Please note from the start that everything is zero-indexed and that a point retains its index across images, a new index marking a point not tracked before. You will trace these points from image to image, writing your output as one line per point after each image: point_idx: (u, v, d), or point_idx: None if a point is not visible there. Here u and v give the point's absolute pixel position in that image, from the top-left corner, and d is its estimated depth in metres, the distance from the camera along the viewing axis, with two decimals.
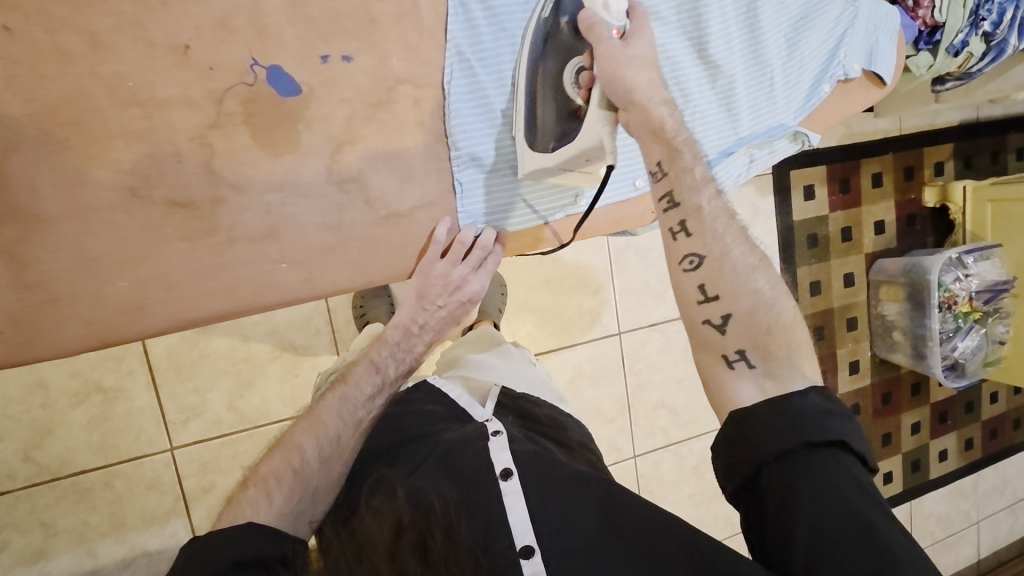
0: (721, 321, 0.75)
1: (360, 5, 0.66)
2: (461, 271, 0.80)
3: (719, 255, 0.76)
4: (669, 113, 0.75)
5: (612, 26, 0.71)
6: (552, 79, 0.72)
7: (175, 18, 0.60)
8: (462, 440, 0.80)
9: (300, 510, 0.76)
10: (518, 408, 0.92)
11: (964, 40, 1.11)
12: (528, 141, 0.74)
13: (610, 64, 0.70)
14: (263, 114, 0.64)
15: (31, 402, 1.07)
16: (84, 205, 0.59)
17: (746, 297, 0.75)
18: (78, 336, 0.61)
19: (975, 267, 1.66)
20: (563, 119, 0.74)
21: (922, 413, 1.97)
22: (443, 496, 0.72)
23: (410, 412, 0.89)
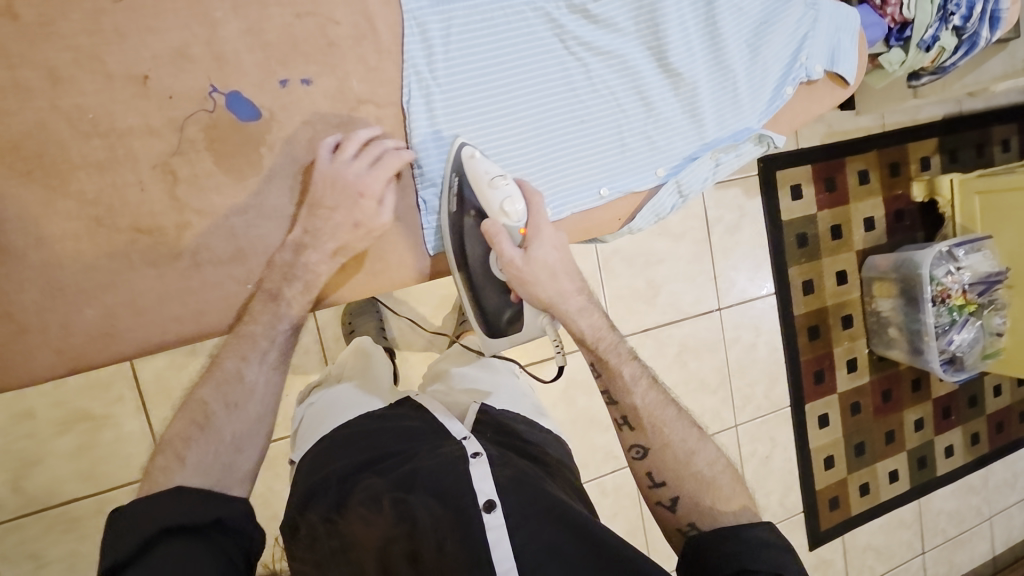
0: (669, 502, 0.77)
1: (317, 30, 0.68)
2: (358, 173, 0.68)
3: (661, 446, 0.78)
4: (588, 322, 0.79)
5: (516, 228, 0.74)
6: (483, 270, 0.78)
7: (134, 50, 0.61)
8: (440, 465, 0.75)
9: (220, 467, 0.67)
10: (495, 423, 0.90)
11: (934, 35, 1.13)
12: (486, 330, 0.82)
13: (528, 285, 0.75)
14: (224, 139, 0.65)
15: (18, 432, 1.07)
16: (50, 235, 0.60)
17: (688, 480, 0.76)
18: (48, 365, 0.62)
19: (966, 260, 1.66)
20: (503, 298, 0.80)
21: (925, 409, 1.96)
22: (431, 512, 0.71)
23: (386, 427, 0.85)
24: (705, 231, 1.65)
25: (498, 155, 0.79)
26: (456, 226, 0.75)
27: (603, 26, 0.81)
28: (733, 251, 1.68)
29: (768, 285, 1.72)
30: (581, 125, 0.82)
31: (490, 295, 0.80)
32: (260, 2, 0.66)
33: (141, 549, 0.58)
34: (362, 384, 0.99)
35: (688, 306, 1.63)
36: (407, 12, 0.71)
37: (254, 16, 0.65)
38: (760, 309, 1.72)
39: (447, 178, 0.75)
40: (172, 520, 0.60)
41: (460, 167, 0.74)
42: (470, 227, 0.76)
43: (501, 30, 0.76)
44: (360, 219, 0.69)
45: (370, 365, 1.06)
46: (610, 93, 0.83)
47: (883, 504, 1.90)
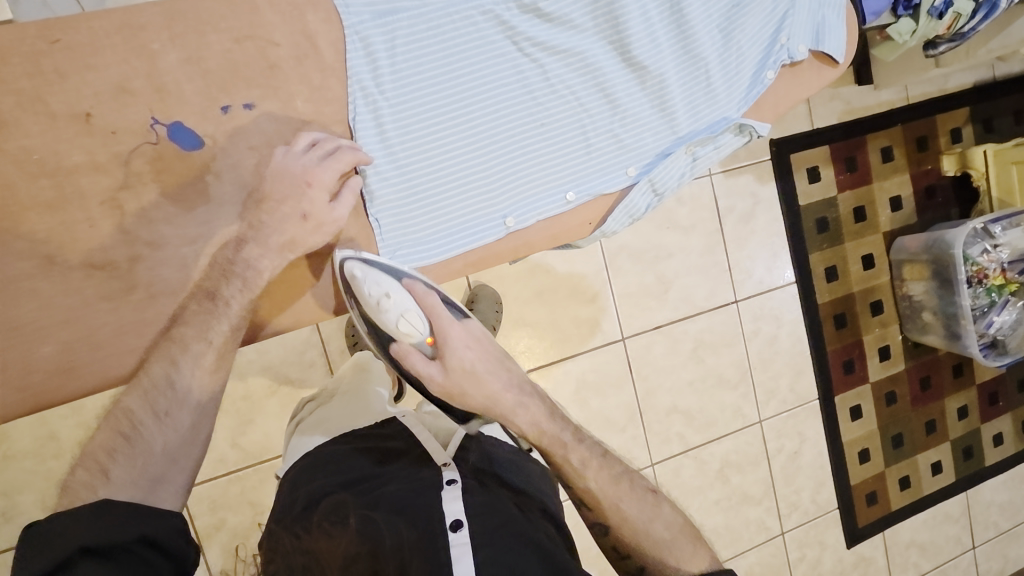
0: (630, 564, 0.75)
1: (256, 53, 0.67)
2: (303, 161, 0.66)
3: (618, 523, 0.73)
4: (527, 418, 0.75)
5: (423, 342, 0.76)
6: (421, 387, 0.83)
7: (75, 89, 0.62)
8: (408, 489, 0.73)
9: (151, 477, 0.62)
10: (481, 447, 0.85)
11: (947, 1, 1.08)
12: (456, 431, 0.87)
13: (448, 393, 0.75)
14: (170, 169, 0.65)
15: (44, 453, 1.12)
16: (6, 276, 0.62)
17: (649, 550, 0.73)
18: (12, 402, 0.63)
19: (1004, 236, 1.53)
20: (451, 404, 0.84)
21: (969, 396, 1.84)
22: (396, 534, 0.67)
23: (364, 450, 0.84)
24: (716, 222, 1.58)
25: (453, 165, 0.76)
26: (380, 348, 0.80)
27: (558, 24, 0.78)
28: (750, 240, 1.61)
29: (789, 273, 1.65)
30: (541, 127, 0.79)
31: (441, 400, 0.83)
32: (197, 30, 0.65)
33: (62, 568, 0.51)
34: (353, 402, 0.98)
35: (703, 300, 1.57)
36: (348, 28, 0.70)
37: (192, 45, 0.65)
38: (781, 299, 1.65)
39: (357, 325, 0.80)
40: (93, 538, 0.53)
41: None
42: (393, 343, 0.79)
43: (449, 38, 0.74)
44: (309, 210, 0.67)
45: (365, 382, 1.03)
46: (571, 93, 0.80)
47: (925, 498, 1.80)
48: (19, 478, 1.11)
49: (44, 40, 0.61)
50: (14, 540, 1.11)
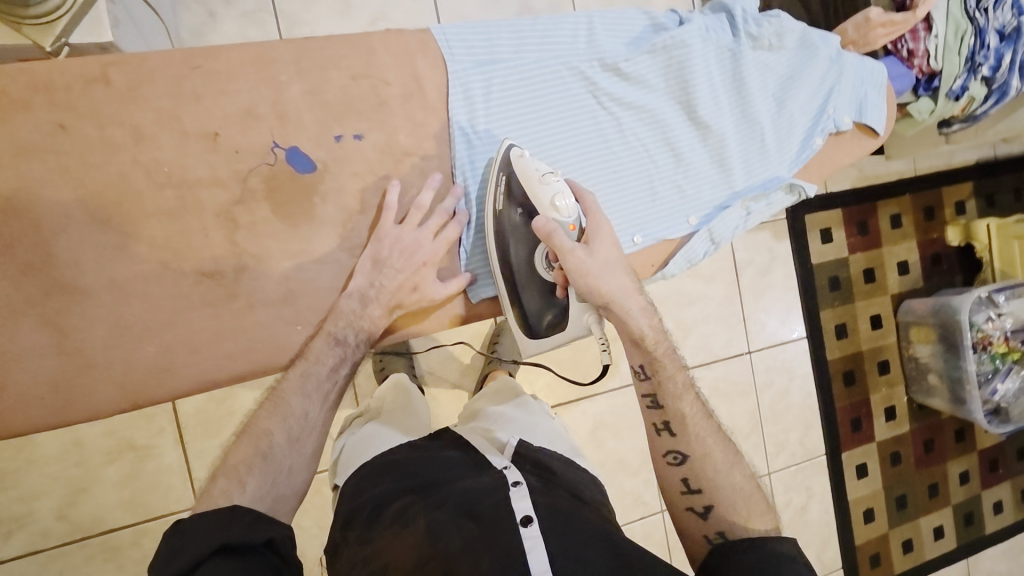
0: (676, 459, 0.77)
1: (370, 90, 0.74)
2: (418, 236, 0.74)
3: (701, 456, 0.76)
4: (648, 322, 0.77)
5: (567, 224, 0.74)
6: (526, 270, 0.78)
7: (207, 110, 0.68)
8: (477, 489, 0.76)
9: (273, 495, 0.68)
10: (534, 455, 0.87)
11: (964, 86, 1.18)
12: (525, 330, 0.81)
13: (581, 276, 0.73)
14: (281, 189, 0.70)
15: (67, 460, 1.11)
16: (121, 277, 0.65)
17: (725, 490, 0.74)
18: (112, 399, 0.66)
19: (1007, 305, 1.59)
20: (547, 300, 0.79)
21: (970, 461, 1.87)
22: (463, 531, 0.70)
23: (426, 458, 0.86)
24: (734, 274, 1.66)
25: None
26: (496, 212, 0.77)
27: (634, 83, 0.85)
28: (765, 293, 1.67)
29: (801, 328, 1.71)
30: (613, 174, 0.86)
31: (530, 297, 0.79)
32: (320, 66, 0.72)
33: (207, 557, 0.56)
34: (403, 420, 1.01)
35: (719, 349, 1.62)
36: (452, 74, 0.77)
37: (314, 80, 0.72)
38: (792, 352, 1.70)
39: (494, 176, 0.77)
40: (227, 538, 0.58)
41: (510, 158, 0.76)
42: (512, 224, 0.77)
43: (539, 88, 0.81)
44: (418, 284, 0.75)
45: (410, 404, 1.07)
46: (641, 145, 0.87)
47: (928, 562, 1.81)
48: (41, 483, 1.10)
49: (187, 66, 0.67)
50: (25, 549, 1.10)
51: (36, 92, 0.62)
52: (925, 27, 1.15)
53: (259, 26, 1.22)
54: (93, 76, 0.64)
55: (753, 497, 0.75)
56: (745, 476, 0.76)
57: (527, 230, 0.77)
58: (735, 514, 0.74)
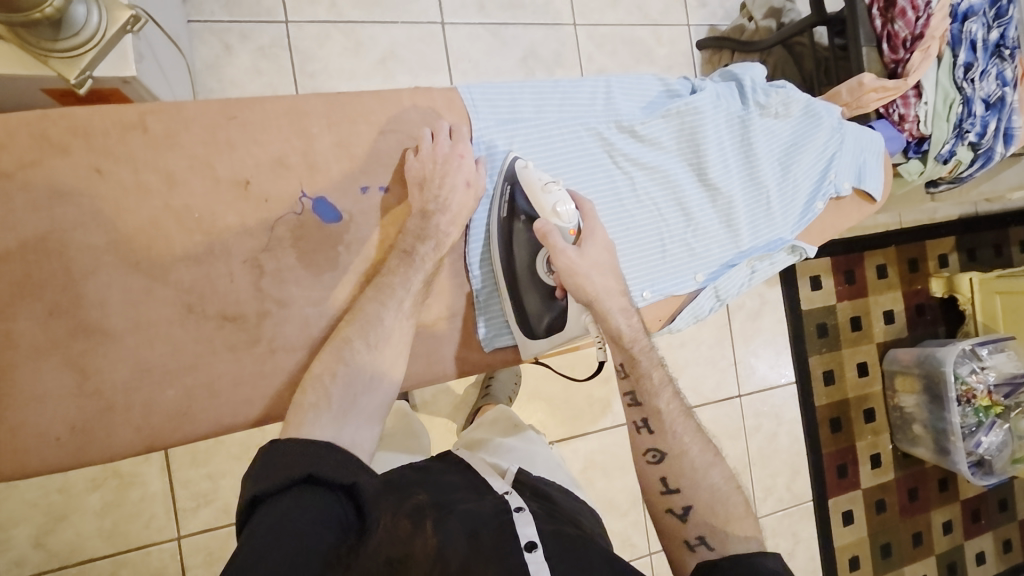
0: (655, 457, 0.75)
1: (398, 144, 0.76)
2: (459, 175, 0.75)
3: (679, 453, 0.74)
4: (627, 322, 0.78)
5: (567, 228, 0.77)
6: (528, 274, 0.80)
7: (241, 158, 0.69)
8: (478, 511, 0.68)
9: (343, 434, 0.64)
10: (533, 485, 0.84)
11: (951, 150, 1.25)
12: (524, 331, 0.82)
13: (570, 275, 0.75)
14: (308, 237, 0.72)
15: (50, 486, 1.08)
16: (146, 320, 0.66)
17: (704, 492, 0.72)
18: (127, 442, 0.65)
19: (990, 359, 1.64)
20: (546, 303, 0.80)
21: (953, 510, 1.89)
22: (470, 542, 0.62)
23: (425, 477, 0.80)
24: (726, 316, 1.69)
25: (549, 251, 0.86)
26: (500, 219, 0.80)
27: (648, 144, 0.89)
28: (756, 337, 1.70)
29: (790, 373, 1.74)
30: (627, 230, 0.89)
31: (530, 301, 0.81)
32: (351, 119, 0.74)
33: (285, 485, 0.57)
34: (404, 445, 0.98)
35: (710, 391, 1.64)
36: (476, 131, 0.81)
37: (344, 131, 0.74)
38: (782, 397, 1.73)
39: (500, 188, 0.80)
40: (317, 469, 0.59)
41: (513, 172, 0.79)
42: (516, 231, 0.79)
43: (559, 146, 0.85)
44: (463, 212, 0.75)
45: (411, 428, 1.03)
46: (654, 204, 0.90)
47: None
48: (18, 510, 1.06)
49: (223, 115, 0.69)
50: None
51: (75, 136, 0.63)
52: (916, 94, 1.21)
53: (272, 60, 1.25)
54: (132, 122, 0.65)
55: (733, 499, 0.72)
56: (725, 478, 0.74)
57: (530, 236, 0.79)
58: (715, 518, 0.71)
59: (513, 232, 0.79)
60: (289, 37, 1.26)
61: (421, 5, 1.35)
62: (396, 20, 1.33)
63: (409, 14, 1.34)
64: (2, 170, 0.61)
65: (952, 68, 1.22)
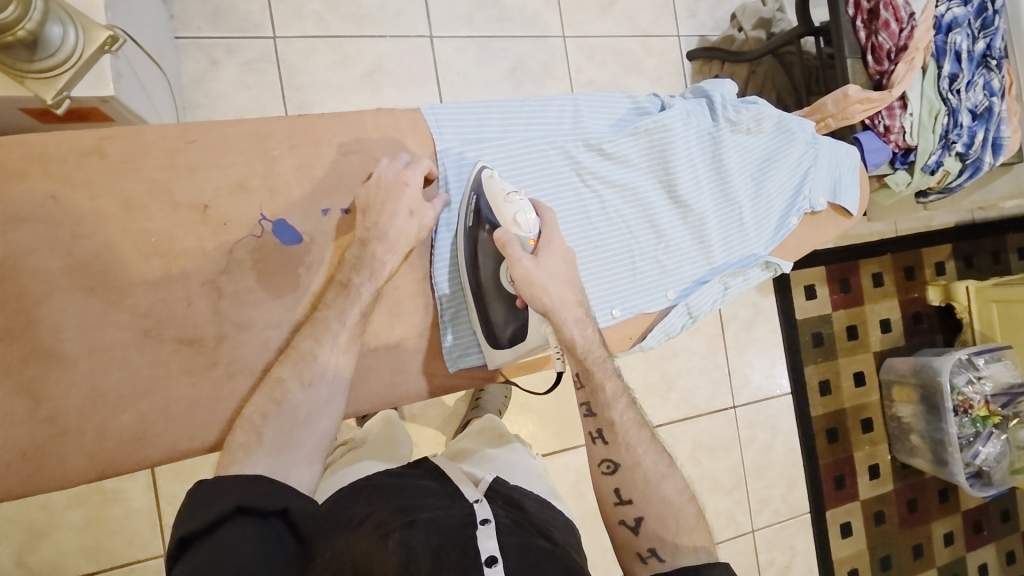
0: (609, 469, 0.74)
1: (360, 166, 0.76)
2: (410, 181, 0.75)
3: (632, 465, 0.74)
4: (581, 332, 0.77)
5: (527, 238, 0.76)
6: (492, 284, 0.80)
7: (199, 182, 0.69)
8: (444, 521, 0.68)
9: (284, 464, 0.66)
10: (507, 493, 0.81)
11: (939, 160, 1.23)
12: (489, 341, 0.81)
13: (525, 286, 0.75)
14: (268, 260, 0.72)
15: (33, 502, 1.08)
16: (101, 345, 0.66)
17: (655, 503, 0.72)
18: (82, 467, 0.65)
19: (986, 369, 1.61)
20: (510, 312, 0.80)
21: (953, 522, 1.86)
22: (435, 558, 0.63)
23: (401, 484, 0.78)
24: (719, 326, 1.67)
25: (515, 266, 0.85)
26: (464, 229, 0.79)
27: (617, 162, 0.89)
28: (749, 347, 1.69)
29: (784, 384, 1.72)
30: (595, 248, 0.88)
31: (495, 310, 0.80)
32: (313, 141, 0.74)
33: (210, 528, 0.57)
34: (383, 453, 0.97)
35: (703, 403, 1.62)
36: (441, 152, 0.81)
37: (306, 154, 0.74)
38: (776, 408, 1.71)
39: (465, 197, 0.79)
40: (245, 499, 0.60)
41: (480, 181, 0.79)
42: (481, 242, 0.79)
43: (525, 165, 0.84)
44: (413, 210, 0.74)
45: (393, 438, 1.02)
46: (623, 221, 0.90)
47: None
48: None
49: (182, 140, 0.69)
50: None
51: (31, 163, 0.64)
52: (901, 105, 1.19)
53: (259, 74, 1.26)
54: (89, 149, 0.65)
55: (684, 511, 0.72)
56: (678, 490, 0.73)
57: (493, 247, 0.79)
58: (666, 530, 0.71)
59: (478, 243, 0.79)
60: (277, 51, 1.27)
61: (410, 18, 1.35)
62: (384, 34, 1.34)
63: (397, 28, 1.34)
64: None
65: (938, 79, 1.20)
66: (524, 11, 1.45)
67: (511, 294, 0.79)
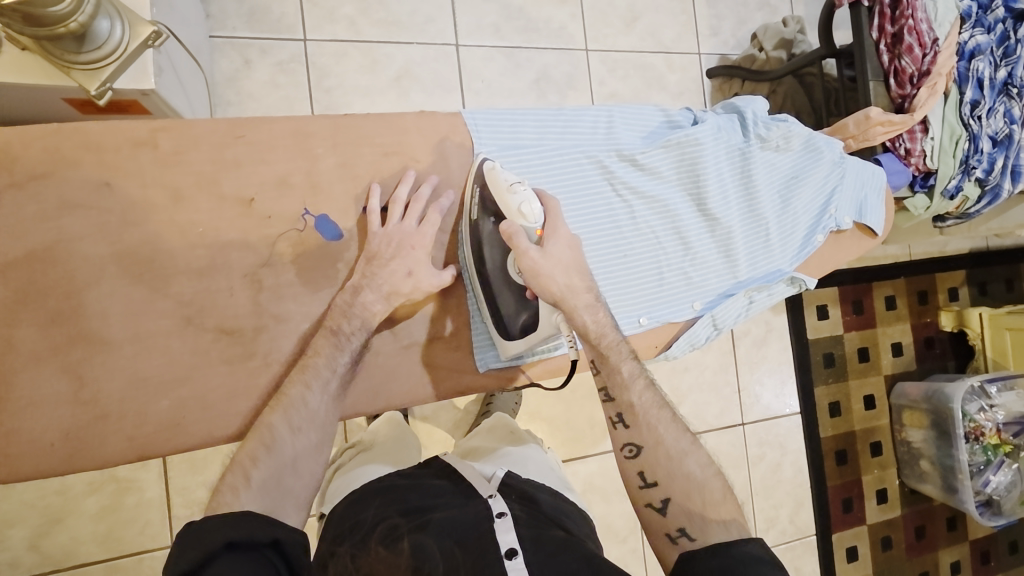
0: (631, 452, 0.74)
1: (400, 167, 0.78)
2: (410, 228, 0.75)
3: (654, 444, 0.73)
4: (593, 318, 0.75)
5: (532, 229, 0.74)
6: (499, 274, 0.78)
7: (246, 176, 0.71)
8: (460, 518, 0.72)
9: (279, 492, 0.63)
10: (520, 488, 0.81)
11: (958, 185, 1.24)
12: (501, 333, 0.80)
13: (534, 278, 0.73)
14: (308, 255, 0.74)
15: (47, 488, 1.08)
16: (145, 331, 0.67)
17: (679, 481, 0.71)
18: (119, 450, 0.67)
19: (999, 397, 1.60)
20: (520, 302, 0.78)
21: (961, 551, 1.84)
22: (449, 559, 0.67)
23: (414, 485, 0.80)
24: (731, 343, 1.68)
25: None
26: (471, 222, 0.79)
27: (648, 174, 0.91)
28: (761, 365, 1.69)
29: (795, 404, 1.72)
30: (624, 258, 0.90)
31: (504, 300, 0.79)
32: (355, 141, 0.76)
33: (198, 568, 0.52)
34: (395, 454, 0.97)
35: (713, 419, 1.62)
36: (477, 157, 0.82)
37: (348, 153, 0.76)
38: (785, 428, 1.71)
39: (471, 190, 0.80)
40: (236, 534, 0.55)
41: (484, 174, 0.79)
42: (487, 234, 0.78)
43: (559, 171, 0.86)
44: (412, 268, 0.74)
45: (403, 439, 1.02)
46: (652, 232, 0.91)
47: None
48: (14, 511, 1.07)
49: (231, 135, 0.71)
50: None
51: (87, 151, 0.65)
52: (922, 129, 1.21)
53: (291, 75, 1.28)
54: (142, 139, 0.67)
55: (709, 486, 0.71)
56: (702, 466, 0.72)
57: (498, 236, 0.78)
58: (692, 508, 0.70)
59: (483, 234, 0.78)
60: (308, 54, 1.29)
61: (439, 26, 1.38)
62: (413, 41, 1.36)
63: (425, 35, 1.37)
64: (17, 181, 0.63)
65: (959, 105, 1.22)
66: (550, 23, 1.47)
67: (519, 283, 0.77)
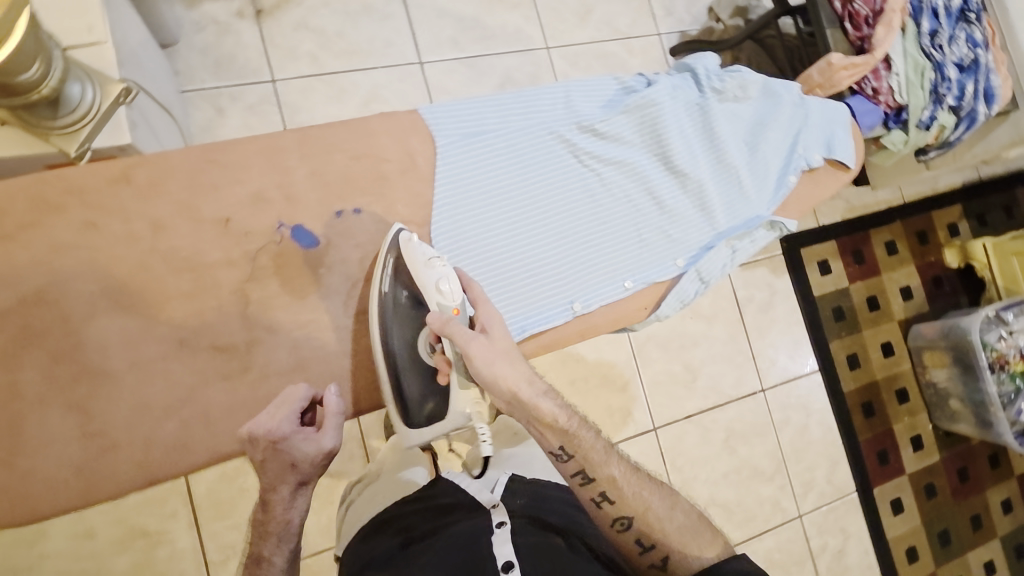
0: (622, 526, 0.73)
1: (368, 168, 0.80)
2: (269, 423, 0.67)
3: (643, 511, 0.73)
4: (554, 403, 0.72)
5: (452, 308, 0.72)
6: (407, 358, 0.75)
7: (221, 198, 0.74)
8: (463, 533, 0.72)
9: None
10: (529, 489, 0.82)
11: (932, 115, 1.24)
12: (403, 421, 0.75)
13: (482, 366, 0.68)
14: (289, 264, 0.75)
15: (79, 552, 1.09)
16: (143, 359, 0.69)
17: (675, 538, 0.72)
18: (134, 477, 0.69)
19: (1017, 322, 1.57)
20: (427, 387, 0.74)
21: (1009, 488, 1.81)
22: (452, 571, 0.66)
23: (422, 509, 0.81)
24: (738, 311, 1.67)
25: (522, 249, 0.88)
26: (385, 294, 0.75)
27: (612, 141, 0.93)
28: (771, 329, 1.67)
29: (811, 362, 1.70)
30: (600, 225, 0.92)
31: (410, 386, 0.74)
32: (322, 151, 0.79)
33: None
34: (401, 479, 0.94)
35: (731, 389, 1.61)
36: (441, 147, 0.84)
37: (317, 162, 0.78)
38: (805, 387, 1.69)
39: (383, 260, 0.76)
40: None
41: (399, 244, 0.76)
42: (399, 310, 0.75)
43: (523, 150, 0.89)
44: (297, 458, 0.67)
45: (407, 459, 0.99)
46: (624, 197, 0.93)
47: None
48: None
49: (202, 160, 0.74)
50: None
51: (68, 195, 0.68)
52: (886, 66, 1.20)
53: (262, 115, 1.32)
54: (118, 177, 0.70)
55: (699, 531, 0.74)
56: (686, 513, 0.75)
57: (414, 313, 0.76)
58: (689, 557, 0.72)
59: (393, 312, 0.75)
60: (277, 93, 1.33)
61: (399, 48, 1.42)
62: (377, 66, 1.40)
63: (387, 58, 1.41)
64: (5, 233, 0.66)
65: (918, 36, 1.23)
66: (506, 28, 1.51)
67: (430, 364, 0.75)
